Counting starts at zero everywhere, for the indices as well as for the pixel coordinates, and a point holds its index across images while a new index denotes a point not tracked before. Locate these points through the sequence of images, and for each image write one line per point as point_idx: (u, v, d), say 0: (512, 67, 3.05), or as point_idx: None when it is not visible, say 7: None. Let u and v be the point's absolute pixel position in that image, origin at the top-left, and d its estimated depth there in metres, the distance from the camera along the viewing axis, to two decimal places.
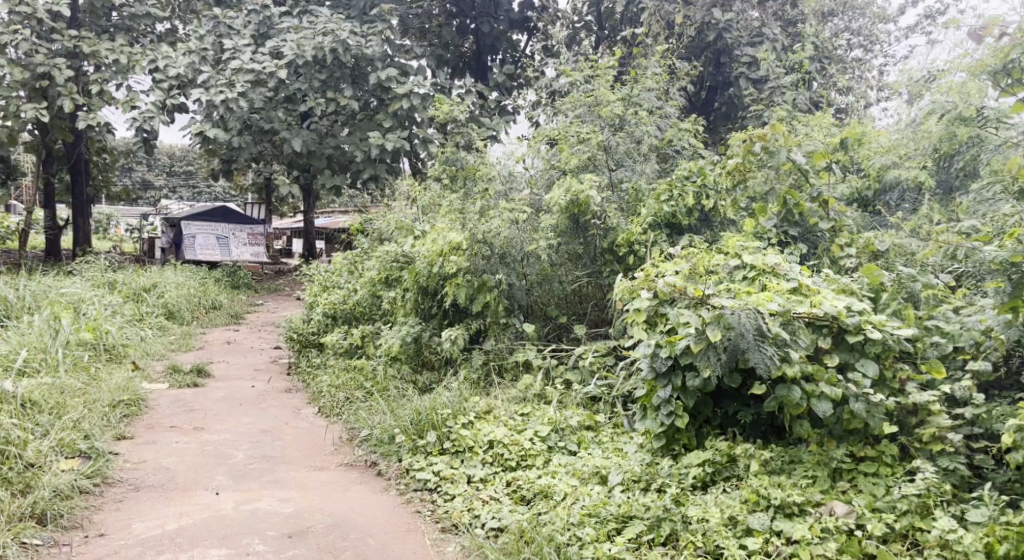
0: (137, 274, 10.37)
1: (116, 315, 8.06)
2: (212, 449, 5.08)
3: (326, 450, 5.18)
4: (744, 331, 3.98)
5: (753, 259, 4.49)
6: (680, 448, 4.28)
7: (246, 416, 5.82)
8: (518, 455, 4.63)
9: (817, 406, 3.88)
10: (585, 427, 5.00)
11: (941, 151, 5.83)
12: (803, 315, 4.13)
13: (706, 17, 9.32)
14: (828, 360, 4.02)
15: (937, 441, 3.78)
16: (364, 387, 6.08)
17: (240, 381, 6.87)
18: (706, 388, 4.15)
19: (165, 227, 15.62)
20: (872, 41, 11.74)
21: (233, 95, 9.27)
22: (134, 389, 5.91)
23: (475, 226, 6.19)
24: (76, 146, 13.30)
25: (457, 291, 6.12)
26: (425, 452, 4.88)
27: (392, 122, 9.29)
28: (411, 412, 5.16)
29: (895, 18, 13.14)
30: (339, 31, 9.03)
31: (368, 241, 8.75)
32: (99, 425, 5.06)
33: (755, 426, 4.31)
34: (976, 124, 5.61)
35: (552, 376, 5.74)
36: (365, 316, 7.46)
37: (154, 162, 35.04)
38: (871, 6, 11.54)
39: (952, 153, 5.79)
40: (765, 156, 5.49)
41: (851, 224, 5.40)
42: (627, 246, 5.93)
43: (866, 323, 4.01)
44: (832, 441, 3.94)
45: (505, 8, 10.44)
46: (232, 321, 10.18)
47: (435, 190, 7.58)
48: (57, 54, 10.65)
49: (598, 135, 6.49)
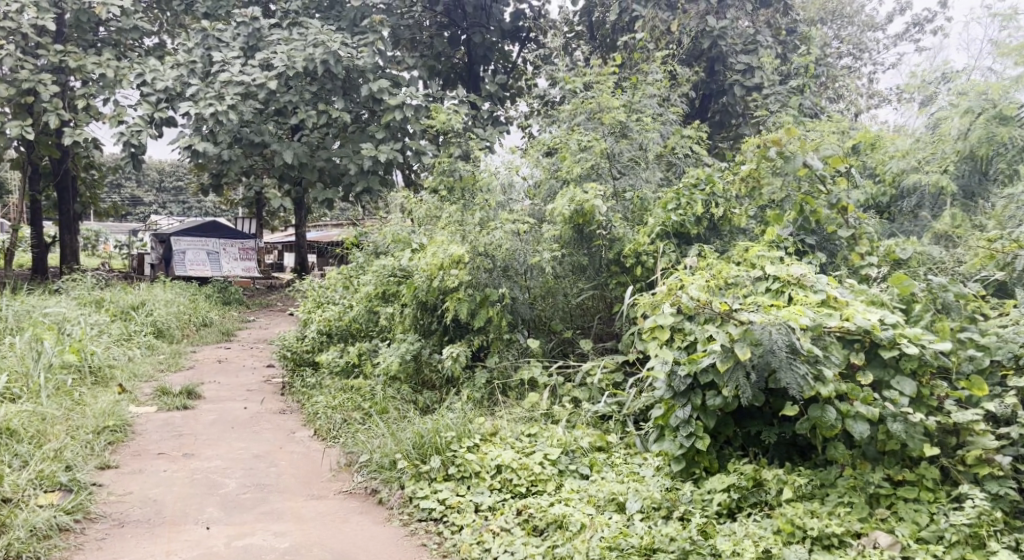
0: (125, 291, 10.05)
1: (101, 335, 7.77)
2: (202, 478, 4.79)
3: (324, 477, 4.90)
4: (776, 349, 3.76)
5: (776, 270, 4.26)
6: (701, 471, 4.03)
7: (238, 441, 5.54)
8: (528, 480, 4.38)
9: (853, 428, 3.66)
10: (597, 448, 4.73)
11: (977, 155, 5.62)
12: (835, 330, 3.89)
13: (700, 24, 9.11)
14: (861, 378, 3.80)
15: (983, 464, 3.58)
16: (362, 408, 5.81)
17: (231, 402, 6.58)
18: (728, 408, 3.93)
19: (154, 243, 15.27)
20: (861, 50, 11.77)
21: (223, 107, 8.95)
22: (120, 413, 5.63)
23: (476, 238, 5.89)
24: (63, 161, 12.80)
25: (458, 306, 5.81)
26: (429, 479, 4.60)
27: (385, 134, 9.07)
28: (412, 436, 4.88)
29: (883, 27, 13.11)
30: (330, 42, 8.82)
31: (362, 255, 8.46)
32: (82, 454, 4.78)
33: (778, 447, 4.07)
34: (1016, 124, 5.42)
35: (558, 394, 5.49)
36: (362, 333, 7.20)
37: (143, 177, 34.68)
38: (859, 15, 11.62)
39: (988, 157, 5.61)
40: (781, 162, 5.32)
41: (871, 231, 5.18)
42: (634, 256, 5.65)
43: (901, 337, 3.78)
44: (866, 463, 3.72)
45: (497, 19, 10.16)
46: (223, 338, 9.89)
47: (432, 202, 7.20)
48: (41, 70, 10.38)
49: (601, 143, 6.23)
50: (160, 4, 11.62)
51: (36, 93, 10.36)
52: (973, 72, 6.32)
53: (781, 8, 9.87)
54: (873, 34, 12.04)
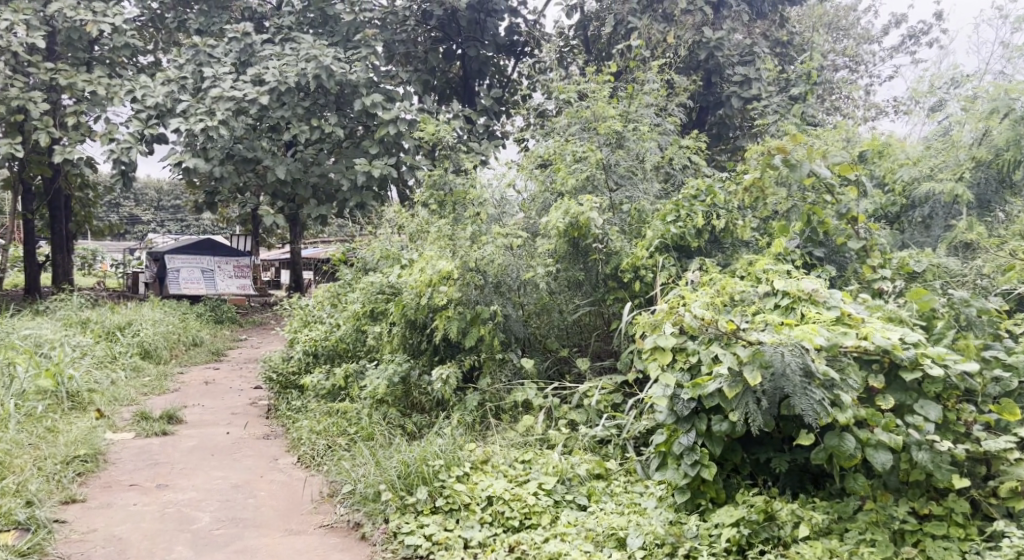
0: (112, 311, 9.72)
1: (83, 357, 7.47)
2: (174, 512, 4.49)
3: (304, 509, 4.59)
4: (789, 373, 3.48)
5: (786, 285, 3.98)
6: (707, 502, 3.76)
7: (216, 469, 5.22)
8: (521, 513, 4.09)
9: (873, 457, 3.39)
10: (595, 476, 4.44)
11: (1002, 160, 5.32)
12: (852, 350, 3.61)
13: (697, 35, 8.90)
14: (882, 403, 3.53)
15: (1019, 497, 3.33)
16: (347, 434, 5.50)
17: (213, 428, 6.26)
18: (734, 434, 3.67)
19: (147, 261, 14.99)
20: (858, 63, 11.64)
21: (214, 123, 8.62)
22: (93, 441, 5.32)
23: (467, 253, 5.53)
24: (54, 179, 12.52)
25: (448, 325, 5.51)
26: (415, 512, 4.29)
27: (378, 149, 8.82)
28: (398, 465, 4.58)
29: (877, 40, 12.96)
30: (322, 56, 8.57)
31: (351, 272, 8.14)
32: (45, 489, 4.49)
33: (789, 474, 3.80)
34: None
35: (554, 417, 5.18)
36: (349, 353, 6.89)
37: (141, 196, 34.62)
38: (854, 28, 11.56)
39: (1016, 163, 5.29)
40: (786, 171, 4.96)
41: (883, 243, 4.92)
42: (632, 270, 5.39)
43: (924, 357, 3.51)
44: (887, 495, 3.47)
45: (491, 33, 9.86)
46: (212, 358, 9.59)
47: (423, 216, 6.95)
48: (32, 87, 10.10)
49: (596, 153, 5.97)
50: (154, 21, 11.29)
51: (26, 111, 10.09)
52: (983, 76, 6.15)
53: (777, 20, 9.74)
54: (868, 46, 11.90)
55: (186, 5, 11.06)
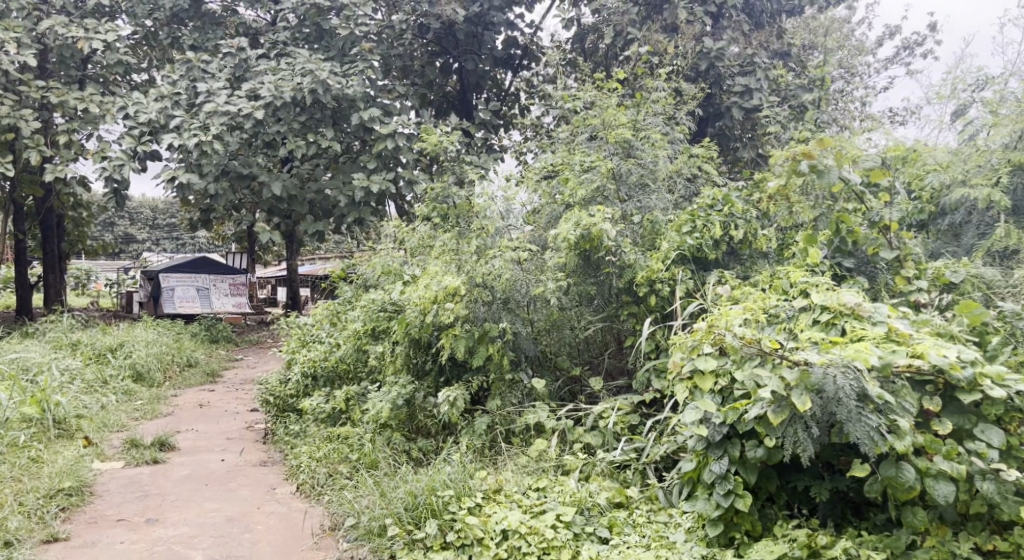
0: (103, 332, 9.39)
1: (73, 383, 7.13)
2: (163, 550, 4.18)
3: (303, 545, 4.27)
4: (842, 397, 3.21)
5: (826, 299, 3.73)
6: (741, 535, 3.48)
7: (209, 502, 4.89)
8: (539, 547, 3.78)
9: (934, 489, 3.15)
10: (616, 505, 4.16)
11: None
12: (904, 370, 3.36)
13: (698, 46, 8.63)
14: (939, 428, 3.29)
15: None
16: (350, 461, 5.20)
17: (207, 454, 5.95)
18: (772, 460, 3.40)
19: (141, 281, 14.64)
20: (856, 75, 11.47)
21: (208, 138, 8.29)
22: (79, 473, 5.01)
23: (472, 268, 5.29)
24: (46, 198, 12.19)
25: (455, 344, 5.19)
26: (424, 548, 3.99)
27: (376, 164, 8.53)
28: (405, 496, 4.29)
29: (873, 51, 12.78)
30: (318, 71, 8.28)
31: (351, 289, 7.85)
32: (23, 528, 4.19)
33: (829, 504, 3.53)
34: None
35: (568, 441, 4.88)
36: (350, 374, 6.60)
37: (136, 215, 34.32)
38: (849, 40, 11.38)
39: None
40: (814, 177, 4.59)
41: (917, 252, 4.71)
42: (647, 285, 5.10)
43: (983, 378, 3.27)
44: (945, 528, 3.22)
45: (489, 46, 9.62)
46: (208, 379, 9.28)
47: (424, 231, 6.57)
48: (22, 105, 9.80)
49: (606, 163, 5.71)
50: (148, 39, 10.97)
51: (16, 130, 9.78)
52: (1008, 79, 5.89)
53: (774, 31, 9.46)
54: (864, 58, 11.72)
55: (180, 22, 10.75)
